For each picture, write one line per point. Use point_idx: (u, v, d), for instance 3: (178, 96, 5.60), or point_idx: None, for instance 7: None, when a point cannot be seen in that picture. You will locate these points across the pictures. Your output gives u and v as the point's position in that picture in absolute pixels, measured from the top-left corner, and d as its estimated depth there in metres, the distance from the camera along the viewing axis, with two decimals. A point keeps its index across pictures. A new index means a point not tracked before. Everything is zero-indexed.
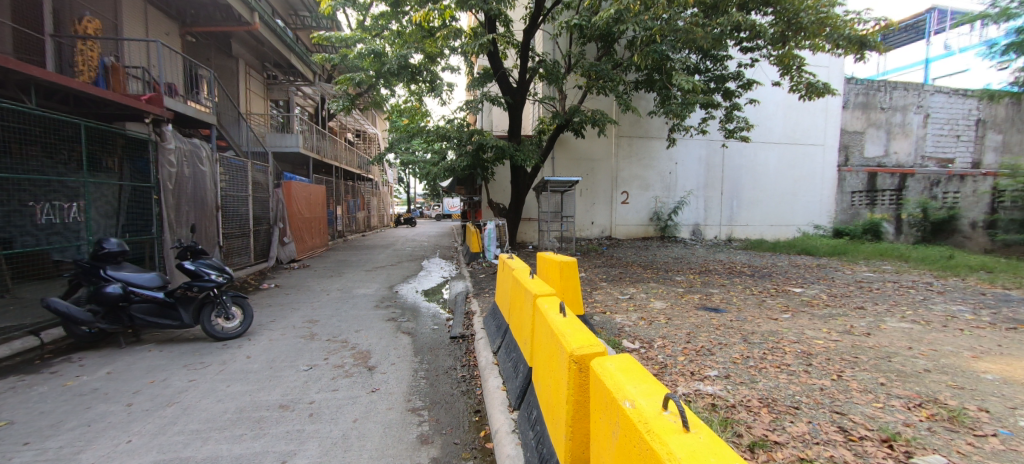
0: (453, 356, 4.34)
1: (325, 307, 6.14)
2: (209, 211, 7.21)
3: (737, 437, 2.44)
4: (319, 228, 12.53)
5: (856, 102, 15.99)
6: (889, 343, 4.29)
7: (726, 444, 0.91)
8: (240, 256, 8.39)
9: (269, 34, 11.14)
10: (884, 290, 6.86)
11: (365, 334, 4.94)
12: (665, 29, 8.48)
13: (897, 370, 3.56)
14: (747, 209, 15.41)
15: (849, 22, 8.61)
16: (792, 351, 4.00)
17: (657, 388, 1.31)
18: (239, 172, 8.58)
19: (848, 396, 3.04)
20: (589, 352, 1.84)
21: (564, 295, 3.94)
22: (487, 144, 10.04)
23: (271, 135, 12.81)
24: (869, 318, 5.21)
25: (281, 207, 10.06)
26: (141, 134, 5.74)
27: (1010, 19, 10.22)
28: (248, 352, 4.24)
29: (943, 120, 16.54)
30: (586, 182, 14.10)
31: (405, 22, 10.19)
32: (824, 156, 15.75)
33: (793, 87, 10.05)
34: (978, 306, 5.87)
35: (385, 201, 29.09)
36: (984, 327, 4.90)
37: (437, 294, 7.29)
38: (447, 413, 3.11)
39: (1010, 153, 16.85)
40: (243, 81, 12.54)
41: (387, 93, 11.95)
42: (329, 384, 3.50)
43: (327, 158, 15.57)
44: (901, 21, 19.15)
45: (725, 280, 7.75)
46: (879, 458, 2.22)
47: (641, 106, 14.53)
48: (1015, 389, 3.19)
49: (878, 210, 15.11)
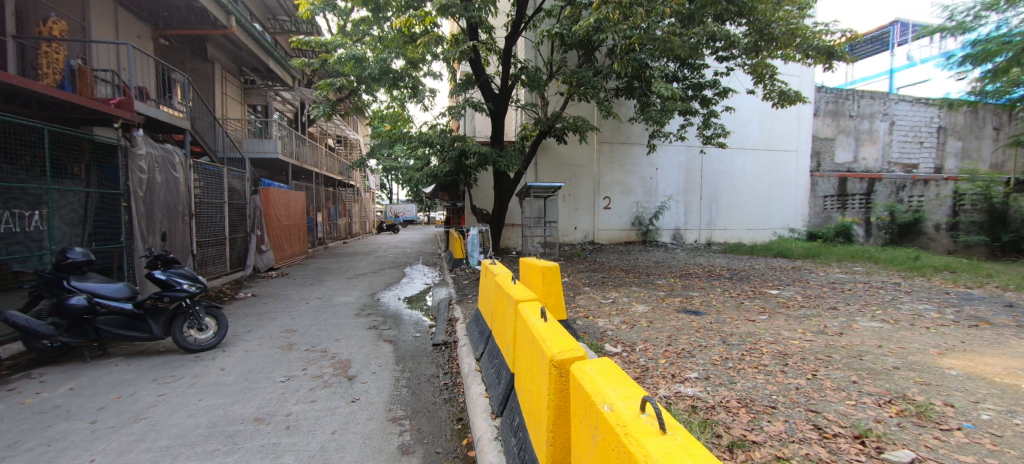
0: (436, 364, 4.30)
1: (305, 316, 6.00)
2: (182, 220, 7.00)
3: (716, 437, 2.48)
4: (298, 235, 12.28)
5: (826, 110, 16.62)
6: (860, 342, 4.44)
7: (701, 445, 0.93)
8: (216, 265, 8.14)
9: (246, 38, 10.96)
10: (855, 291, 7.09)
11: (345, 343, 4.84)
12: (644, 38, 8.62)
13: (868, 368, 3.68)
14: (725, 214, 15.79)
15: (818, 33, 8.94)
16: (769, 351, 4.09)
17: (636, 391, 1.32)
18: (215, 178, 8.37)
19: (823, 395, 3.13)
20: (569, 357, 1.85)
21: (547, 300, 3.95)
22: (470, 150, 9.99)
23: (248, 141, 12.45)
24: (842, 318, 5.37)
25: (259, 215, 9.84)
26: (109, 139, 5.58)
27: (966, 32, 10.80)
28: (223, 364, 4.10)
29: (907, 128, 17.28)
30: (569, 187, 14.23)
31: (386, 28, 10.25)
32: (797, 162, 16.24)
33: (767, 95, 10.34)
34: (942, 305, 6.14)
35: (367, 208, 28.75)
36: (948, 325, 5.12)
37: (419, 301, 7.23)
38: (429, 421, 3.08)
39: (968, 160, 17.78)
40: (219, 85, 12.22)
41: (369, 99, 11.86)
42: (307, 396, 3.42)
43: (307, 165, 15.28)
44: (866, 33, 20.09)
45: (704, 283, 7.93)
46: (851, 455, 2.29)
47: (622, 113, 14.77)
48: (978, 384, 3.33)
49: (848, 214, 15.74)
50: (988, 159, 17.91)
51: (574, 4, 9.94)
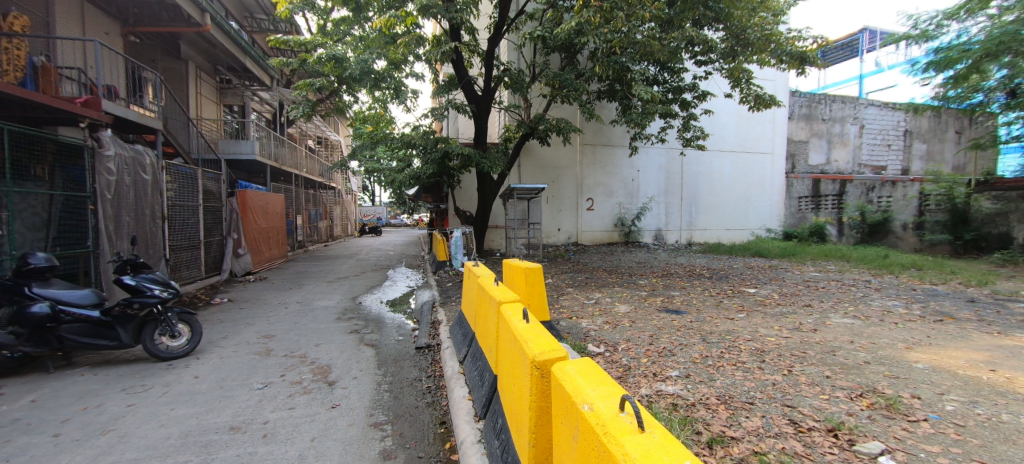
0: (418, 367, 4.25)
1: (284, 321, 5.86)
2: (154, 223, 6.77)
3: (696, 434, 2.52)
4: (277, 238, 12.00)
5: (800, 114, 17.18)
6: (833, 338, 4.58)
7: (680, 443, 0.95)
8: (190, 269, 7.89)
9: (221, 36, 10.69)
10: (829, 289, 7.31)
11: (325, 348, 4.75)
12: (624, 41, 8.67)
13: (840, 363, 3.80)
14: (705, 215, 16.13)
15: (791, 39, 9.22)
16: (747, 348, 4.19)
17: (615, 390, 1.34)
18: (189, 180, 8.12)
19: (798, 389, 3.22)
20: (550, 358, 1.85)
21: (530, 301, 3.96)
22: (453, 152, 9.97)
23: (223, 142, 11.97)
24: (816, 315, 5.54)
25: (235, 218, 9.58)
26: (75, 139, 5.38)
27: (929, 40, 11.31)
28: (196, 372, 3.98)
29: (876, 131, 17.98)
30: (552, 189, 14.30)
31: (367, 28, 10.12)
32: (773, 164, 16.72)
33: (743, 98, 10.59)
34: (910, 301, 6.40)
35: (349, 210, 28.31)
36: (915, 320, 5.33)
37: (403, 304, 7.15)
38: (412, 426, 3.04)
39: (933, 162, 18.63)
40: (194, 85, 11.86)
41: (350, 100, 11.70)
42: (285, 403, 3.34)
43: (286, 166, 14.95)
44: (837, 39, 20.84)
45: (685, 282, 8.07)
46: (825, 447, 2.35)
47: (604, 115, 14.95)
48: (942, 377, 3.48)
49: (822, 214, 16.28)
50: (950, 161, 18.80)
51: (556, 7, 10.01)
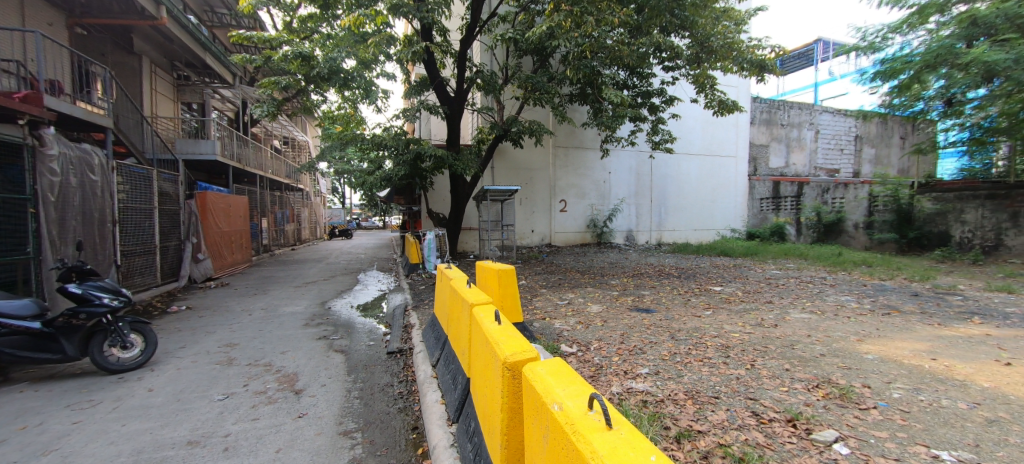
0: (390, 372, 4.18)
1: (247, 329, 5.62)
2: (104, 227, 6.38)
3: (665, 429, 2.59)
4: (241, 242, 11.49)
5: (761, 119, 18.03)
6: (792, 332, 4.81)
7: (644, 438, 0.99)
8: (144, 276, 7.44)
9: (178, 31, 10.20)
10: (788, 286, 7.67)
11: (292, 355, 4.59)
12: (594, 46, 8.81)
13: (799, 356, 4.00)
14: (674, 216, 16.64)
15: (751, 47, 9.67)
16: (713, 345, 4.35)
17: (584, 388, 1.35)
18: (143, 181, 7.68)
19: (759, 383, 3.36)
20: (521, 359, 1.86)
21: (503, 303, 3.96)
22: (425, 153, 9.83)
23: (181, 141, 11.36)
24: (776, 311, 5.82)
25: (195, 221, 9.13)
26: (14, 138, 5.01)
27: (876, 51, 12.09)
28: (151, 384, 3.76)
29: (831, 136, 19.06)
30: (526, 191, 14.38)
31: (336, 26, 9.84)
32: (737, 167, 17.43)
33: (708, 103, 10.98)
34: (861, 296, 6.82)
35: (317, 213, 27.50)
36: (866, 314, 5.68)
37: (374, 308, 7.00)
38: (383, 432, 2.98)
39: (881, 166, 19.96)
40: (148, 81, 11.25)
41: (318, 99, 11.40)
42: (249, 414, 3.20)
43: (250, 167, 14.36)
44: (794, 49, 21.97)
45: (654, 282, 8.27)
46: (785, 437, 2.47)
47: (576, 118, 15.17)
48: (889, 367, 3.72)
49: (782, 214, 17.11)
50: (896, 164, 20.19)
51: (528, 10, 10.09)
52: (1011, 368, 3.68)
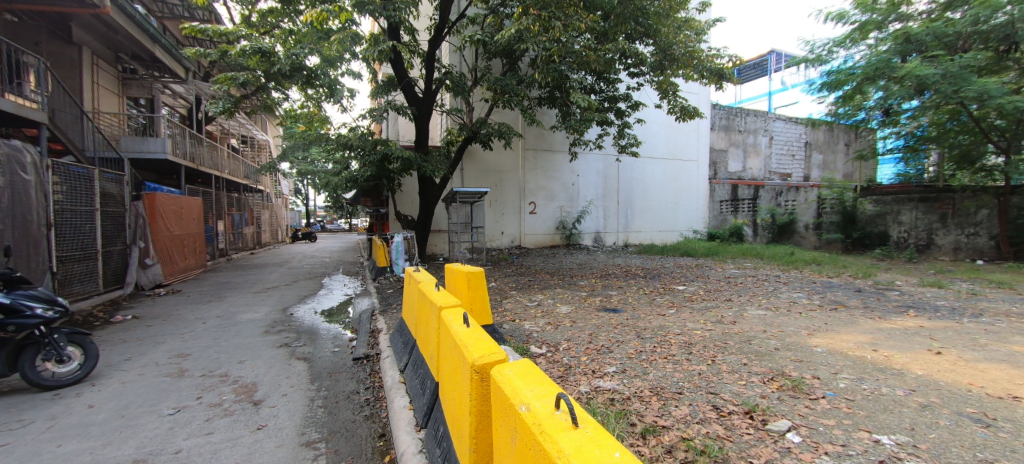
0: (356, 379, 4.07)
1: (201, 338, 5.31)
2: (38, 230, 5.86)
3: (632, 426, 2.66)
4: (194, 246, 10.85)
5: (720, 125, 18.93)
6: (749, 328, 5.07)
7: (609, 436, 1.02)
8: (83, 283, 6.89)
9: (123, 20, 9.58)
10: (745, 284, 8.08)
11: (250, 364, 4.39)
12: (562, 50, 8.96)
13: (755, 351, 4.21)
14: (640, 217, 17.15)
15: (710, 56, 10.12)
16: (677, 342, 4.51)
17: (551, 389, 1.37)
18: (83, 181, 7.12)
19: (720, 377, 3.52)
20: (490, 361, 1.86)
21: (471, 306, 3.94)
22: (392, 154, 9.65)
23: (126, 138, 10.61)
24: (735, 308, 6.13)
25: (142, 224, 8.55)
26: None
27: (823, 63, 12.95)
28: (91, 400, 3.49)
29: (784, 142, 20.25)
30: (496, 193, 14.39)
31: (298, 22, 9.48)
32: (698, 170, 18.19)
33: (671, 109, 11.38)
34: (811, 292, 7.28)
35: (279, 215, 26.41)
36: (815, 309, 6.09)
37: (340, 314, 6.79)
38: (348, 442, 2.89)
39: (828, 170, 21.40)
40: (88, 74, 10.45)
41: (279, 96, 10.97)
42: (202, 428, 3.03)
43: (206, 168, 13.61)
44: (750, 59, 23.20)
45: (621, 282, 8.49)
46: (742, 428, 2.60)
47: (545, 121, 15.35)
48: (836, 358, 3.99)
49: (740, 216, 17.97)
50: (842, 169, 21.71)
51: (497, 13, 10.16)
52: (940, 356, 4.03)
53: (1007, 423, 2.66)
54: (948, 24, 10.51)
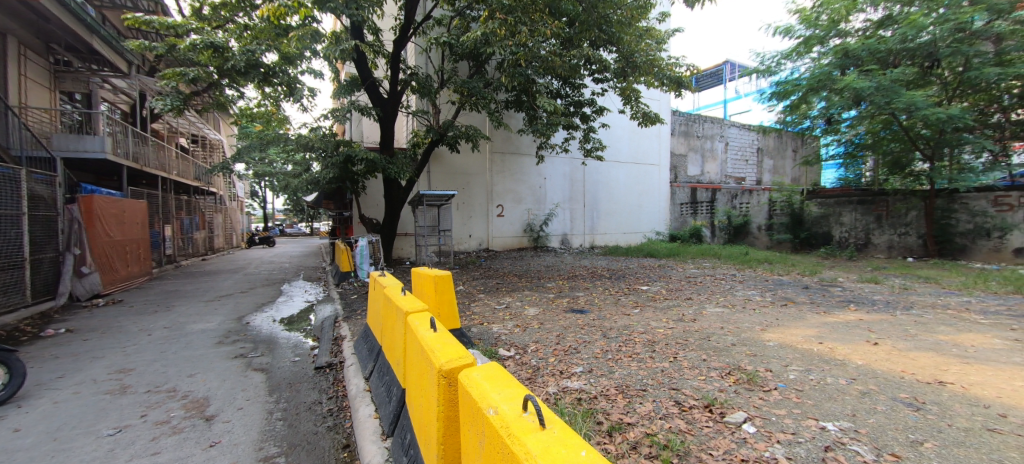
0: (318, 389, 3.92)
1: (146, 351, 4.95)
2: None
3: (598, 424, 2.72)
4: (138, 252, 10.11)
5: (680, 131, 19.79)
6: (708, 325, 5.31)
7: (574, 435, 1.04)
8: (7, 295, 6.27)
9: (56, 9, 8.84)
10: (704, 283, 8.47)
11: (202, 377, 4.13)
12: (529, 55, 9.08)
13: (713, 347, 4.42)
14: (606, 219, 17.59)
15: (670, 65, 10.57)
16: (640, 341, 4.66)
17: (519, 391, 1.39)
18: (7, 182, 6.47)
19: (681, 373, 3.66)
20: (457, 365, 1.84)
21: (439, 310, 3.90)
22: (355, 155, 9.38)
23: (59, 137, 9.73)
24: (694, 306, 6.40)
25: (78, 229, 7.85)
26: None
27: (772, 74, 13.84)
28: (17, 423, 3.16)
29: (739, 148, 21.41)
30: (464, 195, 14.31)
31: (255, 17, 9.08)
32: (660, 174, 18.90)
33: (634, 115, 11.76)
34: (763, 290, 7.74)
35: (234, 218, 25.04)
36: (766, 305, 6.46)
37: (300, 321, 6.53)
38: (310, 455, 2.78)
39: (779, 174, 22.81)
40: (14, 65, 9.53)
41: (234, 94, 10.44)
42: (147, 448, 2.82)
43: (152, 168, 12.72)
44: (707, 69, 24.40)
45: (588, 283, 8.66)
46: (702, 422, 2.72)
47: (513, 124, 15.45)
48: (785, 351, 4.25)
49: (699, 218, 18.81)
50: (791, 173, 23.19)
51: (463, 16, 10.15)
52: (877, 347, 4.39)
53: (933, 405, 2.94)
54: (880, 42, 11.49)
